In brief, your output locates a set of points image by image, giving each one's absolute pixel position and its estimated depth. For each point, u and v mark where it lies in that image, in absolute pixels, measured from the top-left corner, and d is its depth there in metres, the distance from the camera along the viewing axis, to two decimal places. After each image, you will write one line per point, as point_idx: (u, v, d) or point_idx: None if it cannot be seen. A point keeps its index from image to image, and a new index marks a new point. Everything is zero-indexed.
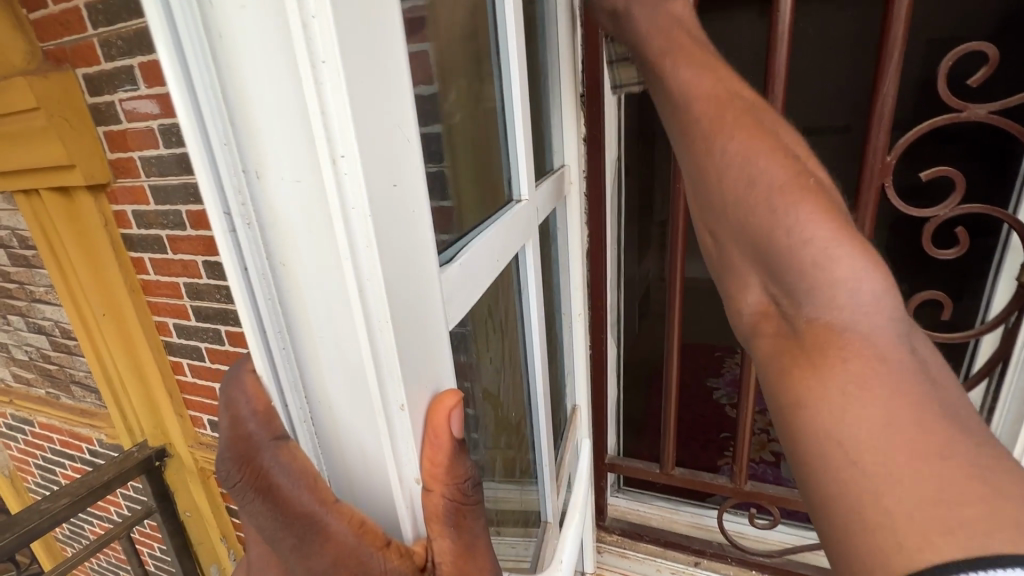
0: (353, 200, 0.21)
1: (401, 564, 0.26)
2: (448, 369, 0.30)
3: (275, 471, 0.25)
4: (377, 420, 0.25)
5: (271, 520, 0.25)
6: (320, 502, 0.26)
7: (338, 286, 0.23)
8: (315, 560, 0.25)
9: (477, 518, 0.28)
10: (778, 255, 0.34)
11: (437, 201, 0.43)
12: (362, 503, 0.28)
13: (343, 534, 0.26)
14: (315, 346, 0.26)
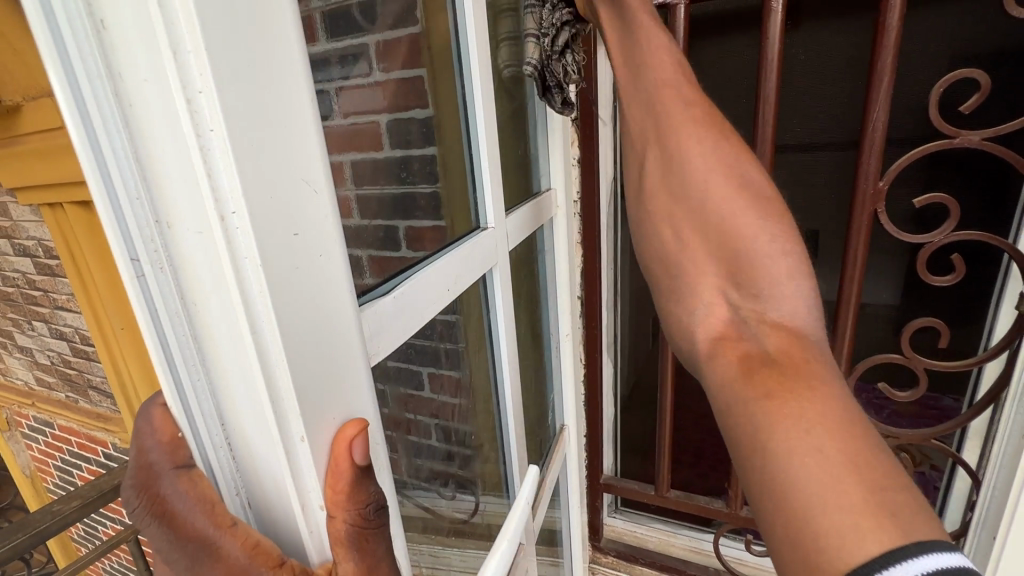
0: (244, 250, 0.24)
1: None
2: (365, 400, 0.32)
3: (174, 499, 0.27)
4: (277, 449, 0.27)
5: (164, 540, 0.27)
6: (213, 525, 0.27)
7: (237, 327, 0.25)
8: None
9: (380, 540, 0.30)
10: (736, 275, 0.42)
11: (429, 219, 0.54)
12: (275, 528, 0.30)
13: (235, 556, 0.27)
14: (226, 379, 0.27)
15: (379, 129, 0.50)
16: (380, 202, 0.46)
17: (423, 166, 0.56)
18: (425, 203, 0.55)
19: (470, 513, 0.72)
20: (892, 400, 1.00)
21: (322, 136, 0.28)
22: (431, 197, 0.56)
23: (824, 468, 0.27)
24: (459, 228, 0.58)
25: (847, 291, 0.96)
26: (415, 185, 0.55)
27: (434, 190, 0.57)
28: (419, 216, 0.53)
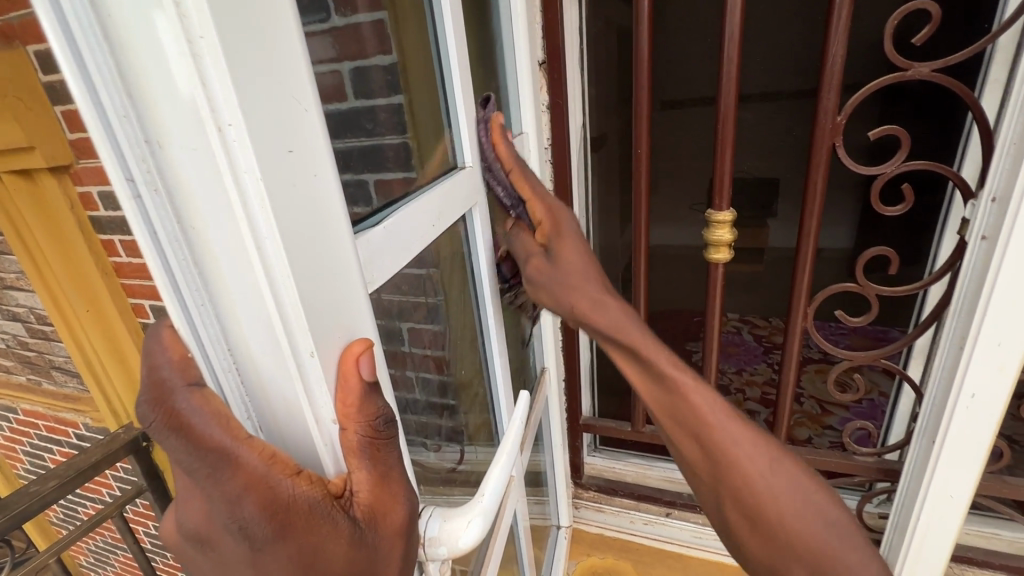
0: (243, 165, 0.25)
1: (313, 490, 0.28)
2: (366, 322, 0.34)
3: (189, 413, 0.27)
4: (288, 364, 0.29)
5: (184, 453, 0.26)
6: (230, 437, 0.27)
7: (239, 245, 0.26)
8: (228, 486, 0.26)
9: (392, 450, 0.32)
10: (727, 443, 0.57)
11: (400, 171, 0.51)
12: (288, 444, 0.31)
13: (253, 464, 0.27)
14: (230, 301, 0.28)
15: (340, 77, 0.43)
16: (354, 155, 0.43)
17: (389, 116, 0.51)
18: (395, 155, 0.51)
19: (457, 462, 0.74)
20: (847, 325, 1.07)
21: (306, 53, 0.28)
22: (400, 148, 0.52)
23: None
24: (432, 170, 0.57)
25: (806, 227, 1.01)
26: (382, 135, 0.49)
27: (404, 141, 0.53)
28: (392, 167, 0.50)
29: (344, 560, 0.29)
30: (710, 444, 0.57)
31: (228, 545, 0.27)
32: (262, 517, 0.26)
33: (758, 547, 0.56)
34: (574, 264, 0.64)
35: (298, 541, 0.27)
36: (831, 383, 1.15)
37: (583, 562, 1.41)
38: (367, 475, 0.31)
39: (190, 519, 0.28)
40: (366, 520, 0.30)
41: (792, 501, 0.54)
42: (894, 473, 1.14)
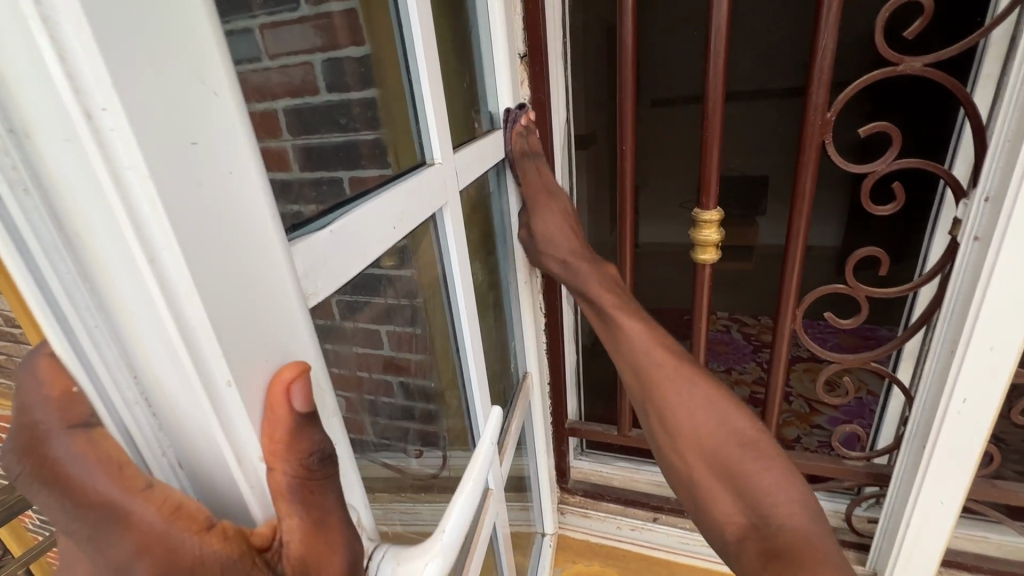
0: (125, 160, 0.20)
1: (227, 549, 0.24)
2: (303, 340, 0.30)
3: (67, 463, 0.23)
4: (198, 395, 0.24)
5: (61, 511, 0.23)
6: (121, 490, 0.23)
7: (128, 257, 0.22)
8: (115, 551, 0.22)
9: (329, 491, 0.28)
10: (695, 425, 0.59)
11: (376, 167, 0.49)
12: (211, 488, 0.27)
13: (150, 522, 0.23)
14: (128, 322, 0.24)
15: (312, 69, 0.45)
16: (321, 155, 0.42)
17: (363, 111, 0.50)
18: (369, 151, 0.49)
19: (440, 467, 0.72)
20: (837, 327, 1.05)
21: (221, 31, 0.24)
22: (374, 144, 0.50)
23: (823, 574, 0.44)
24: (405, 161, 0.53)
25: (795, 225, 0.98)
26: (356, 130, 0.48)
27: (378, 137, 0.51)
28: (365, 168, 0.47)
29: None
30: (644, 381, 0.65)
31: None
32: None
33: (694, 478, 0.58)
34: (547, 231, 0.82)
35: None
36: (821, 386, 1.12)
37: (569, 569, 1.34)
38: (300, 521, 0.27)
39: None
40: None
41: (712, 423, 0.59)
42: (883, 478, 1.12)
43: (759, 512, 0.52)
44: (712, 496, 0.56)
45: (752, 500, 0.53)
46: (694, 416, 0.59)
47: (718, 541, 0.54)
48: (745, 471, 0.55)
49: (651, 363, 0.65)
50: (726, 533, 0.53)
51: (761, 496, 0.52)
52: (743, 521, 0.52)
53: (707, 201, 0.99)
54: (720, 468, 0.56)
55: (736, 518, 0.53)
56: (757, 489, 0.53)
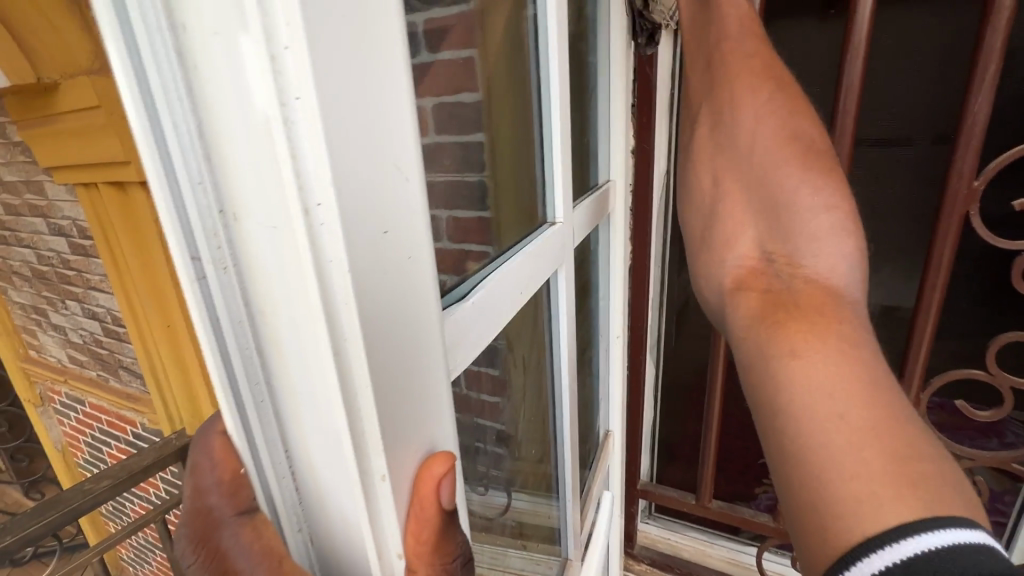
0: (330, 253, 0.19)
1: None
2: (448, 428, 0.27)
3: (235, 555, 0.23)
4: (353, 488, 0.23)
5: None
6: None
7: (314, 345, 0.21)
8: None
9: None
10: (785, 200, 0.38)
11: (475, 209, 0.46)
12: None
13: None
14: (296, 405, 0.22)
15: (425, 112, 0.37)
16: (445, 199, 0.38)
17: (471, 154, 0.47)
18: (470, 192, 0.46)
19: (503, 510, 0.62)
20: (969, 418, 0.92)
21: (417, 114, 0.23)
22: (477, 186, 0.47)
23: (847, 435, 0.24)
24: (508, 234, 0.50)
25: (926, 301, 0.88)
26: (462, 173, 0.46)
27: (482, 179, 0.49)
28: (467, 204, 0.44)
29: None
30: (713, 70, 0.46)
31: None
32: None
33: (715, 193, 0.43)
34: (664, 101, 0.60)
35: None
36: None
37: None
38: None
39: None
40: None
41: (782, 137, 0.40)
42: None
43: (787, 250, 0.37)
44: (727, 219, 0.41)
45: (797, 246, 0.36)
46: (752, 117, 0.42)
47: (717, 304, 0.39)
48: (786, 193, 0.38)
49: (743, 60, 0.44)
50: (725, 279, 0.39)
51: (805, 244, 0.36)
52: (757, 261, 0.38)
53: None
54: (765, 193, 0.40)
55: (751, 257, 0.38)
56: (802, 227, 0.37)
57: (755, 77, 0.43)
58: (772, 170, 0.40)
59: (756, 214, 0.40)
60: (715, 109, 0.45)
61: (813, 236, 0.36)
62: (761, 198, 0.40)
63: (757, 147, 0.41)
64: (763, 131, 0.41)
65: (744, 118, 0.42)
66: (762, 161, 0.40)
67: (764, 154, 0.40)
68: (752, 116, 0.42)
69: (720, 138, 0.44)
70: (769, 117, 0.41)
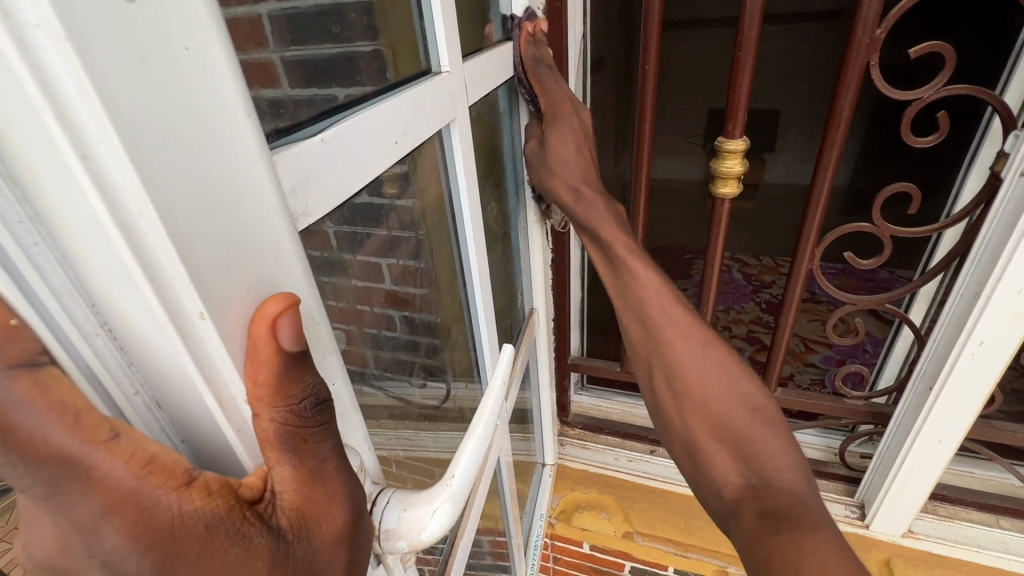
0: (27, 9, 0.14)
1: (207, 506, 0.20)
2: (289, 269, 0.25)
3: (14, 411, 0.17)
4: (167, 331, 0.20)
5: (10, 467, 0.17)
6: (81, 440, 0.18)
7: (58, 155, 0.16)
8: (78, 510, 0.18)
9: (325, 439, 0.24)
10: (755, 443, 0.48)
11: (377, 88, 0.41)
12: (203, 437, 0.24)
13: (116, 477, 0.18)
14: (74, 241, 0.19)
15: None
16: (325, 71, 0.35)
17: (360, 16, 0.41)
18: (368, 65, 0.41)
19: (442, 399, 0.69)
20: (855, 267, 1.01)
21: None
22: (374, 58, 0.42)
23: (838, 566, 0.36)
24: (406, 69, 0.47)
25: (825, 159, 0.92)
26: (353, 41, 0.39)
27: (377, 49, 0.42)
28: (362, 87, 0.39)
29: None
30: (648, 329, 0.58)
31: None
32: (128, 554, 0.18)
33: (693, 441, 0.52)
34: (561, 148, 0.70)
35: None
36: (831, 328, 1.10)
37: (567, 496, 1.41)
38: (291, 474, 0.23)
39: (36, 555, 0.19)
40: (293, 532, 0.22)
41: (721, 387, 0.53)
42: (882, 417, 1.13)
43: (758, 470, 0.47)
44: (709, 458, 0.50)
45: (759, 466, 0.47)
46: (704, 380, 0.53)
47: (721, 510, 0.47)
48: (749, 434, 0.49)
49: (670, 320, 0.57)
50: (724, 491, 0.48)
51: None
52: (742, 483, 0.47)
53: (733, 130, 0.94)
54: (712, 416, 0.52)
55: (740, 481, 0.47)
56: (760, 450, 0.48)
57: (680, 313, 0.58)
58: (729, 417, 0.51)
59: (733, 456, 0.49)
60: (669, 370, 0.55)
61: (772, 457, 0.47)
62: (732, 443, 0.49)
63: (723, 387, 0.52)
64: (717, 370, 0.54)
65: (700, 378, 0.53)
66: (740, 419, 0.50)
67: (737, 408, 0.51)
68: (710, 371, 0.54)
69: (685, 402, 0.54)
70: (717, 378, 0.53)
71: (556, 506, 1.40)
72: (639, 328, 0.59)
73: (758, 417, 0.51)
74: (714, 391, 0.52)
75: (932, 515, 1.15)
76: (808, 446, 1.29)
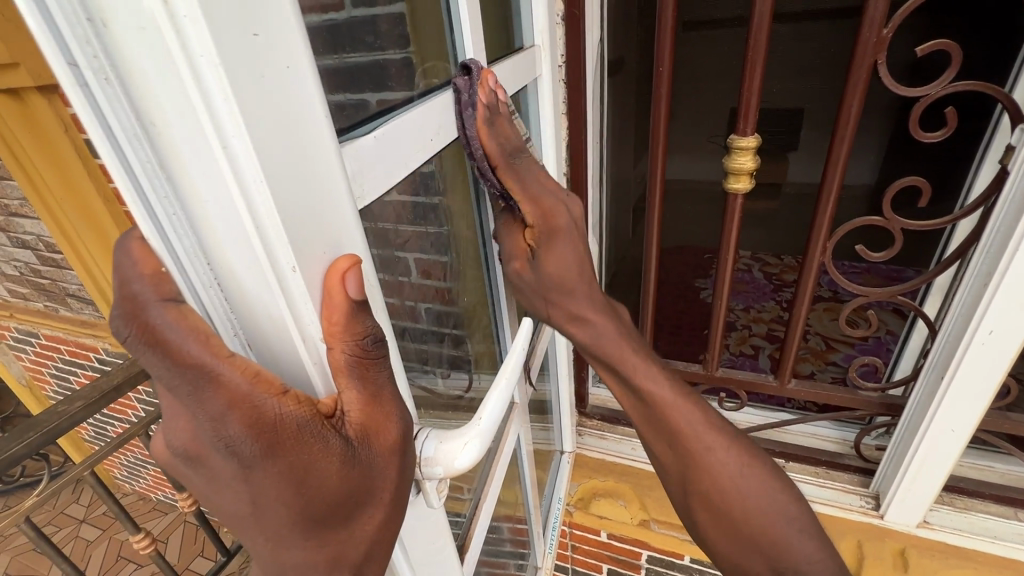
0: (196, 44, 0.21)
1: (301, 410, 0.26)
2: (351, 237, 0.31)
3: (165, 329, 0.24)
4: (268, 279, 0.27)
5: (163, 368, 0.24)
6: (211, 354, 0.25)
7: (204, 145, 0.24)
8: (209, 404, 0.24)
9: (382, 368, 0.31)
10: (785, 555, 0.58)
11: (404, 90, 0.47)
12: (285, 373, 0.30)
13: (236, 383, 0.25)
14: (203, 212, 0.25)
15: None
16: (364, 80, 0.41)
17: (392, 28, 0.46)
18: (397, 71, 0.46)
19: (465, 389, 0.76)
20: (867, 261, 1.03)
21: None
22: (402, 65, 0.47)
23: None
24: (433, 75, 0.53)
25: (835, 155, 0.95)
26: (383, 50, 0.45)
27: (406, 55, 0.48)
28: (397, 91, 0.46)
29: (338, 481, 0.28)
30: (673, 440, 0.63)
31: (218, 462, 0.25)
32: (249, 437, 0.25)
33: (727, 549, 0.62)
34: (560, 270, 0.63)
35: (288, 458, 0.26)
36: (843, 320, 1.13)
37: (585, 484, 1.45)
38: (356, 395, 0.30)
39: (176, 439, 0.26)
40: (359, 438, 0.29)
41: (749, 494, 0.61)
42: (896, 408, 1.15)
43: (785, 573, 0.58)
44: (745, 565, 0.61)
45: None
46: (735, 490, 0.61)
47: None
48: (782, 542, 0.59)
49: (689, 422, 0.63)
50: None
51: (789, 555, 0.58)
52: None
53: (744, 128, 0.98)
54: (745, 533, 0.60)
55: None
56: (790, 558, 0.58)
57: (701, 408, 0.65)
58: (766, 534, 0.59)
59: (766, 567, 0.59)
60: (701, 493, 0.62)
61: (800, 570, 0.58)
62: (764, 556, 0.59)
63: (753, 505, 0.60)
64: (745, 478, 0.61)
65: (732, 489, 0.61)
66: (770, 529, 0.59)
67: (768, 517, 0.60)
68: (740, 479, 0.61)
69: (717, 517, 0.62)
70: (747, 487, 0.61)
71: (574, 493, 1.45)
72: (662, 441, 0.64)
73: (783, 514, 0.60)
74: (747, 507, 0.60)
75: (947, 506, 1.16)
76: (823, 439, 1.31)
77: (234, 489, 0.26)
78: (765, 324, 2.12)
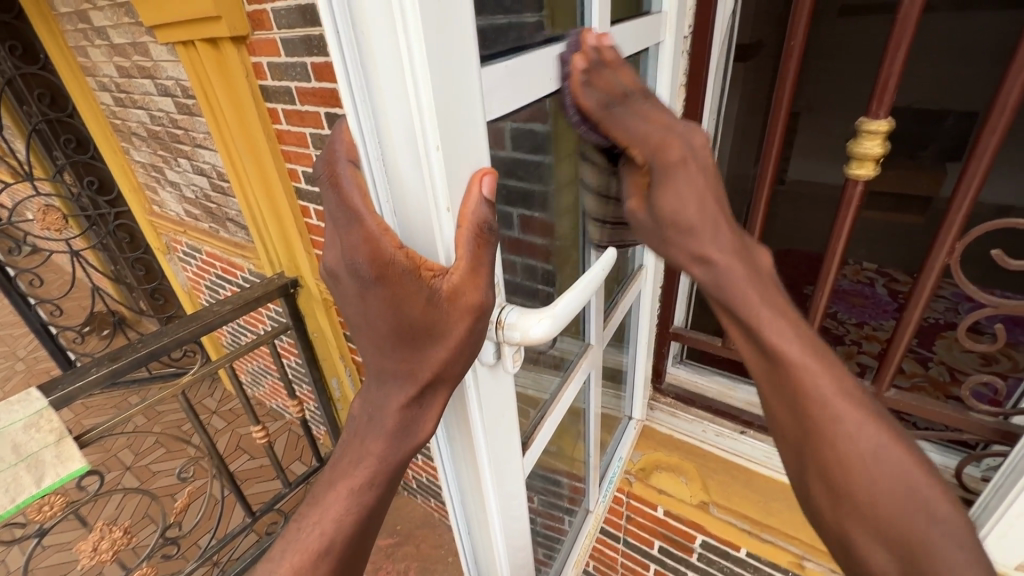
0: None
1: (406, 262, 0.45)
2: (471, 138, 0.46)
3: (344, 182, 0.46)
4: (418, 148, 0.42)
5: (332, 204, 0.46)
6: (360, 205, 0.45)
7: (393, 48, 0.38)
8: (351, 237, 0.45)
9: (487, 253, 0.47)
10: None
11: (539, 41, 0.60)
12: (413, 222, 0.46)
13: (370, 228, 0.45)
14: (383, 101, 0.41)
15: None
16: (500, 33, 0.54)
17: None
18: (531, 29, 0.59)
19: (549, 346, 0.93)
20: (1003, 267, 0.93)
21: None
22: (537, 24, 0.60)
23: None
24: (560, 26, 0.64)
25: (985, 144, 0.87)
26: (524, 12, 0.58)
27: (540, 19, 0.61)
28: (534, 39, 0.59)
29: (421, 311, 0.46)
30: None
31: (347, 282, 0.47)
32: (366, 267, 0.45)
33: None
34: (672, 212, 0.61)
35: (389, 288, 0.45)
36: (962, 333, 1.04)
37: (648, 454, 1.49)
38: (465, 265, 0.46)
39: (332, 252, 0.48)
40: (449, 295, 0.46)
41: None
42: (1013, 437, 1.05)
43: None
44: None
45: None
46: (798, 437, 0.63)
47: None
48: None
49: None
50: None
51: None
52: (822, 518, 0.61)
53: (877, 108, 0.93)
54: None
55: None
56: None
57: None
58: None
59: None
60: None
61: None
62: None
63: None
64: None
65: None
66: None
67: None
68: None
69: None
70: None
71: (637, 461, 1.49)
72: None
73: None
74: None
75: None
76: None
77: (358, 295, 0.47)
78: (878, 343, 1.94)
